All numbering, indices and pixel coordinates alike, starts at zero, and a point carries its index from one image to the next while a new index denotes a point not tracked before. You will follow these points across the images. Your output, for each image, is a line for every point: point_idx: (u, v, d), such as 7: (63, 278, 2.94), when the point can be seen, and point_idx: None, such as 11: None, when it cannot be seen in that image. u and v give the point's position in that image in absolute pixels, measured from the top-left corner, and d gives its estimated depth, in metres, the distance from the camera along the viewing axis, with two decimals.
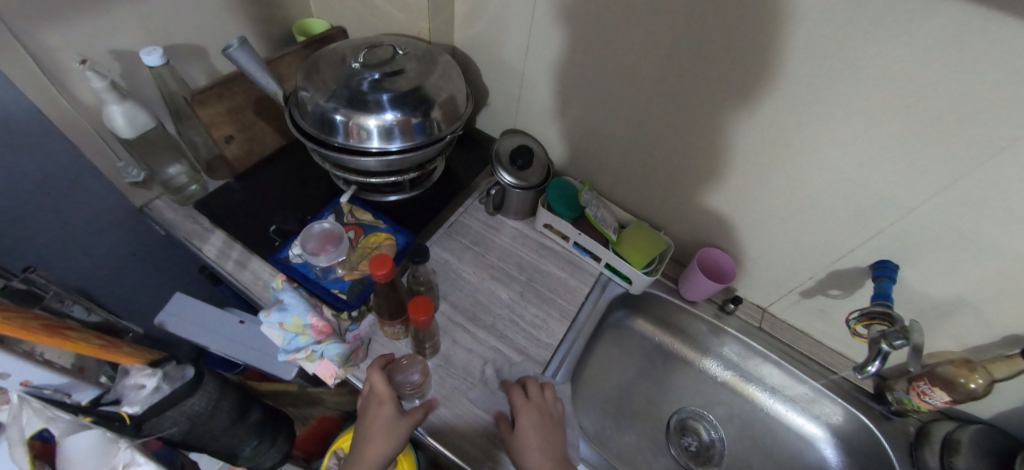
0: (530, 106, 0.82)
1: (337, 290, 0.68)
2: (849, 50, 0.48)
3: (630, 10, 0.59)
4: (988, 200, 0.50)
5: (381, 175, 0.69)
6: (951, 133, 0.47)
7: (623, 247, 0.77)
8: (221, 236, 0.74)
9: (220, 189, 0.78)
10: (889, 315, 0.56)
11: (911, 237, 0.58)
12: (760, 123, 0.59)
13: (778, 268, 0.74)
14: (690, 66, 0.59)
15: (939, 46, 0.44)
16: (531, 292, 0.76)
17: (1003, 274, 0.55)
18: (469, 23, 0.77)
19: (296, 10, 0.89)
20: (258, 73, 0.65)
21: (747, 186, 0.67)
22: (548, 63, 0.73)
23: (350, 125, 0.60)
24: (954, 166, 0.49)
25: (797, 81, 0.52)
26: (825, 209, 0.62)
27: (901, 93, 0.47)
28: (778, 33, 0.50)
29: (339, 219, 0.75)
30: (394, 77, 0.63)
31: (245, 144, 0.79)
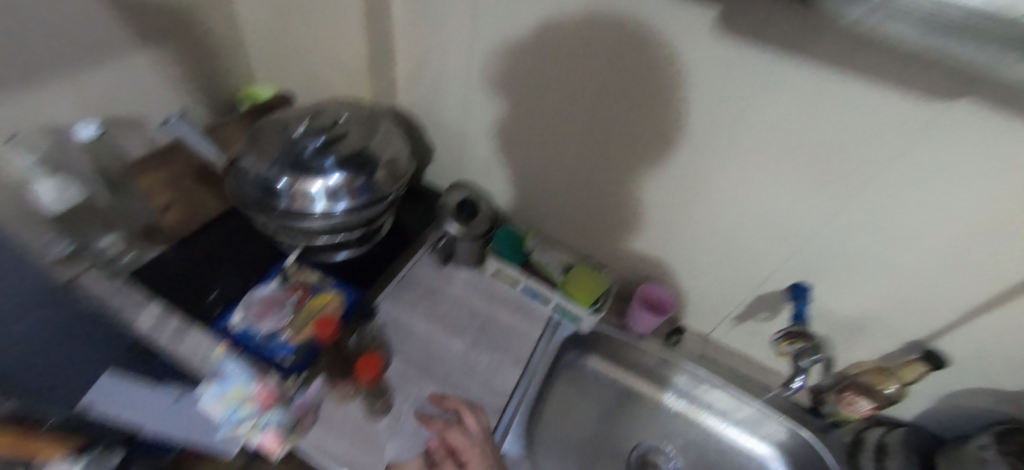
0: (473, 161, 0.87)
1: (283, 355, 0.67)
2: (737, 107, 0.54)
3: (552, 77, 0.65)
4: (868, 226, 0.58)
5: (328, 235, 0.70)
6: (830, 174, 0.55)
7: (569, 287, 0.80)
8: (156, 307, 0.71)
9: (157, 258, 0.76)
10: (806, 334, 0.61)
11: (815, 261, 0.65)
12: (675, 172, 0.65)
13: (711, 297, 0.80)
14: (608, 124, 0.66)
15: (807, 104, 0.50)
16: (484, 340, 0.77)
17: (892, 288, 0.63)
18: (410, 87, 0.82)
19: (240, 78, 0.91)
20: (199, 143, 0.66)
21: (674, 226, 0.73)
22: (486, 122, 0.79)
23: (294, 189, 0.62)
24: (835, 199, 0.57)
25: (699, 135, 0.59)
26: (740, 242, 0.69)
27: (785, 141, 0.55)
28: (676, 96, 0.57)
29: (284, 281, 0.74)
30: (337, 143, 0.65)
31: (184, 211, 0.77)
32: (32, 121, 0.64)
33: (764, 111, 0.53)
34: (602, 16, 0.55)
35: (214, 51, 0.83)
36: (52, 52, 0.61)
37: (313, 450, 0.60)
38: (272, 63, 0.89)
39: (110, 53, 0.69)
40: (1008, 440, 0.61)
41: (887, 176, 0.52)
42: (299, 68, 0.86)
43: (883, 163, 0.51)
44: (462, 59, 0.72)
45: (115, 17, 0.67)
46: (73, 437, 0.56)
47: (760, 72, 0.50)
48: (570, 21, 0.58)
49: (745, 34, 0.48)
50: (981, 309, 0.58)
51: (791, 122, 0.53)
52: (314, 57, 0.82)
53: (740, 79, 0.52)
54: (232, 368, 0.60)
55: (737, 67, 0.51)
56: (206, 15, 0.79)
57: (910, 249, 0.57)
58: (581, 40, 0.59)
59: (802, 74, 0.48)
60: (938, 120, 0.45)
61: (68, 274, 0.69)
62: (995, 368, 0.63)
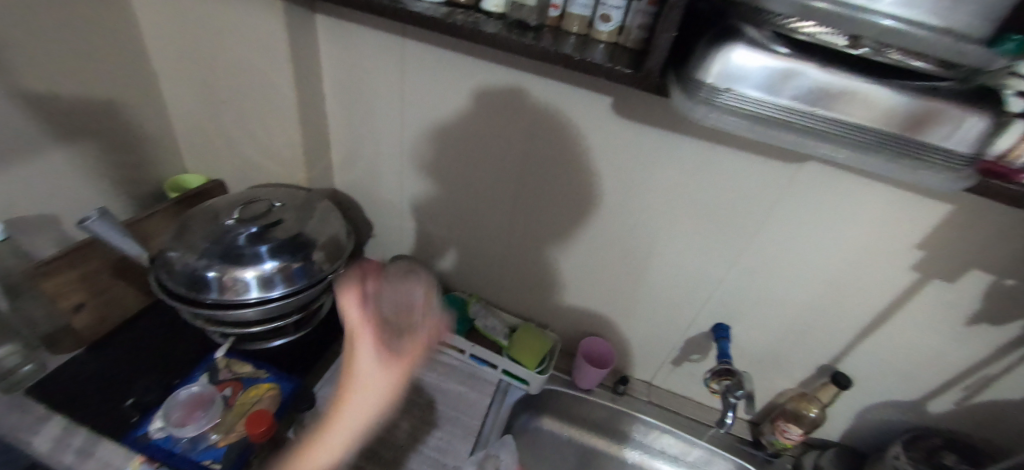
0: (412, 234, 0.90)
1: (211, 461, 0.61)
2: (641, 175, 0.63)
3: (480, 156, 0.71)
4: (764, 267, 0.66)
5: (262, 322, 0.68)
6: (726, 225, 0.64)
7: (515, 350, 0.82)
8: (62, 422, 0.63)
9: (63, 366, 0.69)
10: (732, 371, 0.67)
11: (729, 302, 0.72)
12: (597, 231, 0.72)
13: (647, 344, 0.85)
14: (534, 193, 0.72)
15: (696, 171, 0.60)
16: (432, 414, 0.76)
17: (794, 321, 0.71)
18: (346, 170, 0.85)
19: (167, 169, 0.90)
20: (119, 240, 0.64)
21: (605, 282, 0.79)
22: (421, 198, 0.83)
23: (225, 280, 0.61)
24: (733, 246, 0.66)
25: (613, 198, 0.67)
26: (663, 291, 0.76)
27: (684, 200, 0.63)
28: (589, 167, 0.65)
29: (214, 377, 0.70)
30: (271, 229, 0.66)
31: (99, 310, 0.72)
32: None
33: (663, 175, 0.62)
34: (518, 104, 0.63)
35: (140, 145, 0.83)
36: None
37: None
38: (202, 153, 0.89)
39: (24, 153, 0.67)
40: (914, 447, 0.69)
41: (768, 226, 0.62)
42: (231, 157, 0.87)
43: (763, 211, 0.61)
44: (395, 143, 0.77)
45: (32, 119, 0.66)
46: None
47: (654, 144, 0.60)
48: (490, 107, 0.65)
49: (639, 117, 0.58)
50: (866, 331, 0.67)
51: (686, 182, 0.62)
52: (247, 146, 0.84)
53: (640, 149, 0.61)
54: None
55: (638, 143, 0.60)
56: (134, 111, 0.80)
57: (800, 283, 0.66)
58: (503, 124, 0.66)
59: (687, 143, 0.58)
60: (791, 177, 0.57)
61: None
62: (891, 382, 0.71)
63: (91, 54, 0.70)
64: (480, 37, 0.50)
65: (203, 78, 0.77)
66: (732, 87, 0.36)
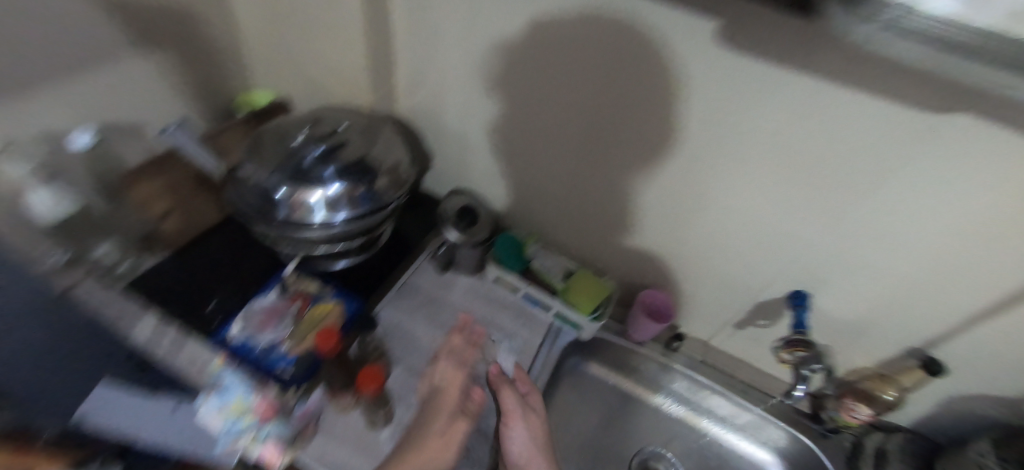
0: (472, 167, 0.87)
1: (283, 367, 0.66)
2: (736, 119, 0.55)
3: (552, 86, 0.65)
4: (865, 233, 0.58)
5: (327, 244, 0.70)
6: (838, 182, 0.55)
7: (570, 294, 0.80)
8: (153, 319, 0.69)
9: (157, 267, 0.75)
10: (807, 342, 0.62)
11: (814, 267, 0.66)
12: (676, 179, 0.66)
13: (711, 302, 0.80)
14: (607, 131, 0.66)
15: (803, 119, 0.51)
16: (486, 346, 0.77)
17: (892, 295, 0.63)
18: (410, 94, 0.82)
19: (237, 84, 0.90)
20: (197, 153, 0.66)
21: (674, 233, 0.73)
22: (485, 129, 0.79)
23: (294, 199, 0.62)
24: (836, 207, 0.58)
25: (698, 144, 0.60)
26: (741, 250, 0.70)
27: (784, 151, 0.55)
28: (674, 106, 0.58)
29: (283, 291, 0.72)
30: (339, 151, 0.65)
31: (182, 219, 0.77)
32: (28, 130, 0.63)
33: (764, 120, 0.53)
34: (605, 26, 0.55)
35: (212, 57, 0.82)
36: (46, 58, 0.60)
37: (316, 463, 0.60)
38: (270, 70, 0.88)
39: (107, 61, 0.68)
40: (1011, 448, 0.61)
41: (881, 189, 0.53)
42: (297, 75, 0.85)
43: (881, 173, 0.52)
44: (462, 66, 0.72)
45: (108, 24, 0.65)
46: (71, 452, 0.53)
47: (760, 79, 0.50)
48: (568, 29, 0.58)
49: (747, 49, 0.48)
50: (980, 317, 0.59)
51: (791, 130, 0.53)
52: (314, 64, 0.81)
53: (743, 85, 0.51)
54: (231, 379, 0.62)
55: (737, 82, 0.51)
56: (204, 21, 0.78)
57: (909, 257, 0.58)
58: (584, 48, 0.59)
59: (802, 84, 0.48)
60: (930, 136, 0.46)
61: (66, 281, 0.69)
62: (992, 375, 0.64)
63: None
64: None
65: None
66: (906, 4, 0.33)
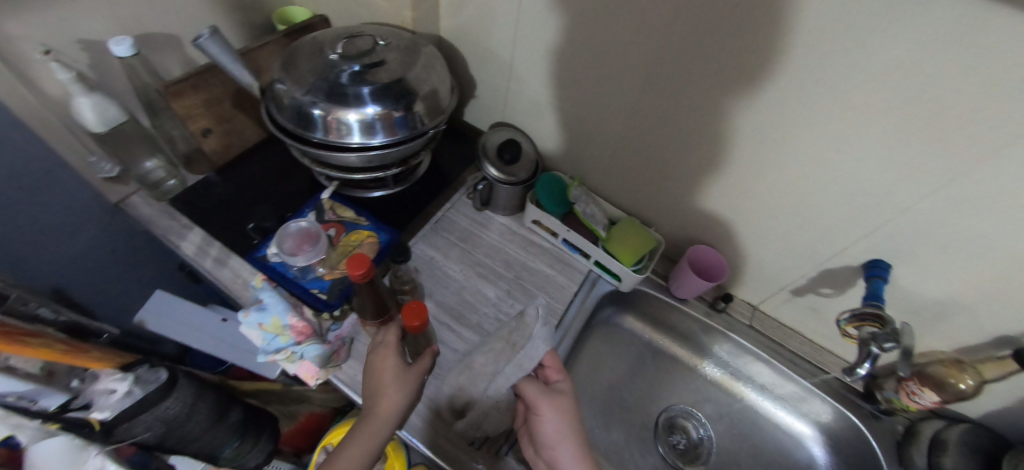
0: (518, 99, 0.80)
1: (317, 290, 0.66)
2: (847, 45, 0.46)
3: (623, 1, 0.57)
4: (979, 200, 0.49)
5: (363, 171, 0.68)
6: (958, 135, 0.46)
7: (611, 244, 0.75)
8: (200, 233, 0.72)
9: (201, 184, 0.76)
10: (881, 317, 0.55)
11: (904, 237, 0.57)
12: (755, 119, 0.57)
13: (768, 265, 0.73)
14: (680, 60, 0.57)
15: (939, 46, 0.42)
16: (520, 289, 0.75)
17: (995, 276, 0.54)
18: (456, 12, 0.74)
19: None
20: (232, 67, 0.62)
21: (741, 184, 0.66)
22: (536, 54, 0.71)
23: (330, 120, 0.59)
24: (950, 164, 0.48)
25: (790, 78, 0.51)
26: (817, 210, 0.62)
27: (902, 86, 0.46)
28: (774, 27, 0.49)
29: (320, 216, 0.72)
30: (376, 70, 0.60)
31: (223, 138, 0.76)
32: (71, 36, 0.61)
33: (884, 48, 0.45)
34: None
35: None
36: None
37: (346, 384, 0.63)
38: None
39: None
40: None
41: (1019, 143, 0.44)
42: None
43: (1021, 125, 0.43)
44: None
45: None
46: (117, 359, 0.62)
47: None
48: None
49: None
50: None
51: (914, 63, 0.44)
52: None
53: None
54: (270, 297, 0.61)
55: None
56: None
57: None
58: None
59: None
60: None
61: (120, 194, 0.74)
62: None
63: None
64: None
65: None
66: None
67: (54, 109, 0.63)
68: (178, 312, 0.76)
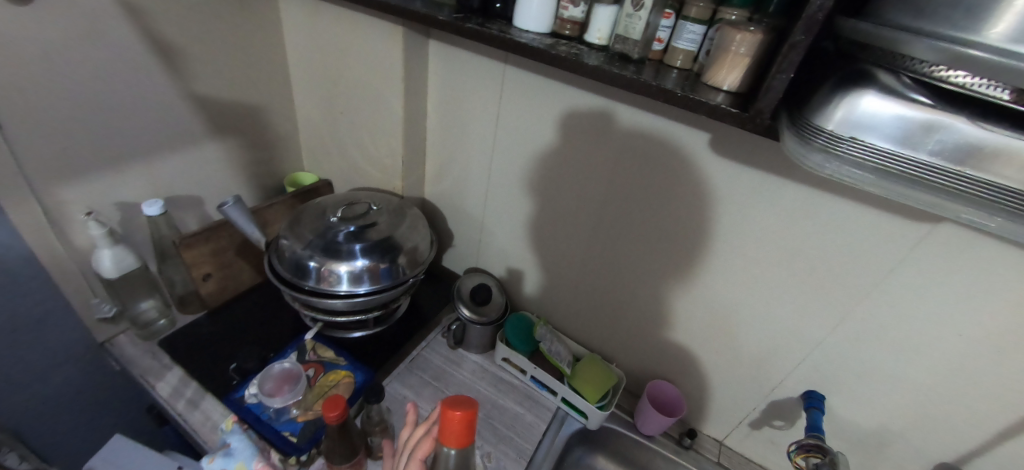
0: (490, 249, 0.93)
1: (288, 433, 0.67)
2: (737, 216, 0.60)
3: (570, 180, 0.73)
4: (869, 335, 0.59)
5: (347, 314, 0.75)
6: (836, 282, 0.57)
7: (576, 381, 0.79)
8: (179, 373, 0.74)
9: (190, 324, 0.81)
10: (821, 447, 0.60)
11: (825, 369, 0.65)
12: (685, 269, 0.69)
13: (723, 398, 0.78)
14: (618, 221, 0.72)
15: (799, 220, 0.56)
16: (489, 429, 0.76)
17: (910, 402, 0.61)
18: (439, 181, 0.91)
19: (290, 168, 1.02)
20: (245, 226, 0.72)
21: (684, 322, 0.75)
22: (504, 214, 0.86)
23: (323, 271, 0.68)
24: (837, 304, 0.59)
25: (705, 237, 0.64)
26: (751, 345, 0.70)
27: (782, 248, 0.59)
28: (684, 203, 0.64)
29: (302, 356, 0.77)
30: (367, 230, 0.72)
31: (220, 282, 0.83)
32: (112, 199, 0.73)
33: (762, 218, 0.58)
34: (620, 133, 0.64)
35: (273, 146, 0.95)
36: (142, 141, 0.72)
37: None
38: (320, 157, 1.00)
39: (188, 147, 0.79)
40: None
41: (881, 289, 0.55)
42: (341, 163, 0.97)
43: (876, 277, 0.55)
44: (487, 159, 0.81)
45: (195, 115, 0.78)
46: None
47: (754, 181, 0.57)
48: (589, 136, 0.67)
49: (741, 157, 0.56)
50: (1009, 431, 0.56)
51: (786, 230, 0.58)
52: (358, 154, 0.92)
53: (739, 186, 0.58)
54: (239, 441, 0.62)
55: (738, 183, 0.58)
56: (273, 117, 0.92)
57: (919, 362, 0.57)
58: (600, 149, 0.67)
59: (790, 188, 0.55)
60: (903, 231, 0.51)
61: (108, 334, 0.78)
62: None
63: (247, 65, 0.82)
64: (583, 69, 0.50)
65: (332, 94, 0.88)
66: (857, 135, 0.34)
67: (75, 258, 0.71)
68: (132, 460, 0.74)
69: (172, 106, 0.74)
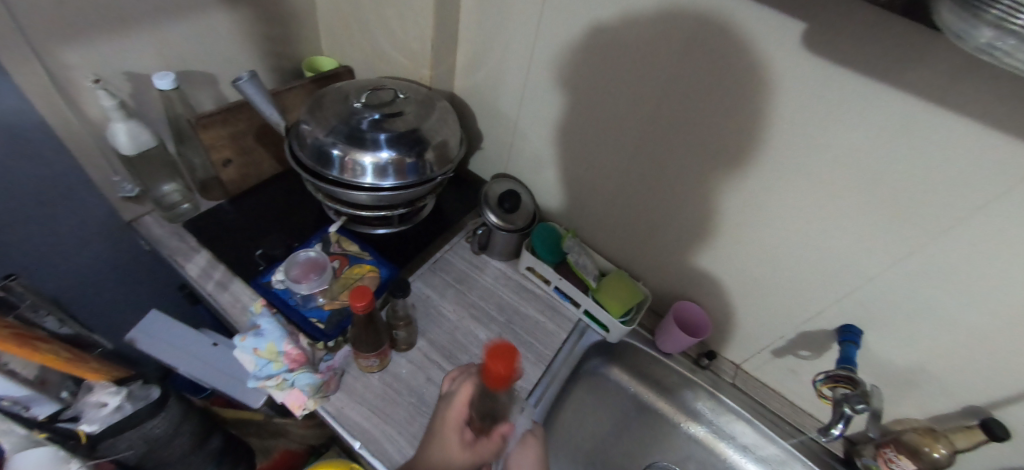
0: (520, 154, 0.87)
1: (316, 320, 0.68)
2: (815, 131, 0.52)
3: (620, 77, 0.64)
4: (932, 274, 0.54)
5: (371, 209, 0.72)
6: (913, 214, 0.51)
7: (602, 294, 0.78)
8: (206, 256, 0.75)
9: (213, 210, 0.80)
10: (851, 378, 0.59)
11: (872, 306, 0.61)
12: (738, 189, 0.63)
13: (750, 325, 0.76)
14: (669, 130, 0.64)
15: (892, 138, 0.48)
16: (510, 333, 0.76)
17: (959, 345, 0.57)
18: (470, 74, 0.83)
19: (308, 51, 0.93)
20: (263, 106, 0.67)
21: (725, 245, 0.70)
22: (540, 116, 0.78)
23: (346, 161, 0.64)
24: (907, 239, 0.53)
25: (769, 153, 0.57)
26: (794, 274, 0.66)
27: (857, 172, 0.52)
28: (752, 112, 0.55)
29: (326, 248, 0.77)
30: (393, 120, 0.66)
31: (241, 168, 0.80)
32: (120, 68, 0.67)
33: (846, 134, 0.50)
34: (689, 20, 0.54)
35: (289, 22, 0.85)
36: (144, 1, 0.64)
37: (334, 416, 0.62)
38: (340, 40, 0.91)
39: (197, 13, 0.71)
40: None
41: (968, 225, 0.49)
42: (363, 47, 0.88)
43: (966, 211, 0.48)
44: (527, 48, 0.71)
45: None
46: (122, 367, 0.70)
47: (848, 88, 0.48)
48: (645, 24, 0.57)
49: (836, 57, 0.47)
50: None
51: (871, 149, 0.50)
52: (382, 37, 0.83)
53: (825, 94, 0.49)
54: (267, 324, 0.62)
55: (820, 91, 0.49)
56: None
57: (982, 306, 0.53)
58: (662, 40, 0.57)
59: (891, 98, 0.46)
60: (1016, 163, 0.43)
61: (133, 213, 0.78)
62: None
63: None
64: None
65: None
66: None
67: (91, 131, 0.68)
68: (171, 333, 0.77)
69: None
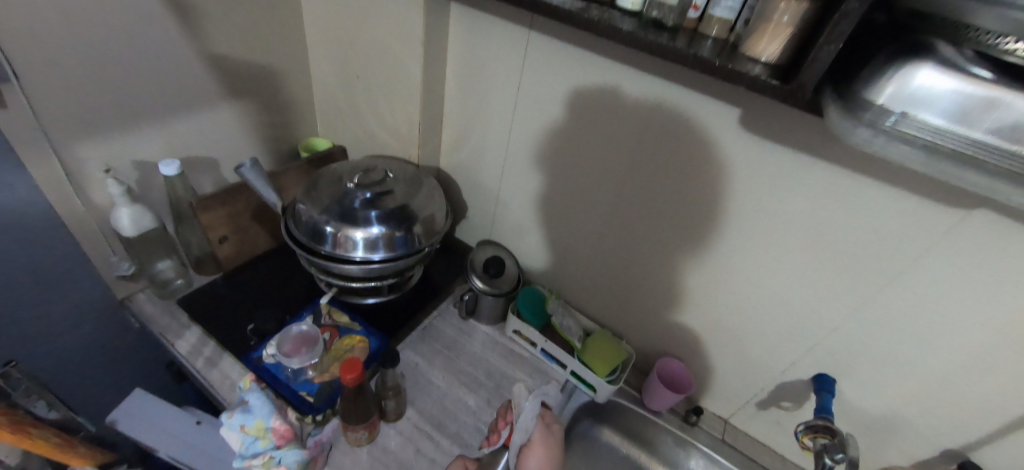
0: (504, 222, 0.92)
1: (305, 393, 0.69)
2: (762, 198, 0.59)
3: (589, 154, 0.71)
4: (886, 323, 0.58)
5: (362, 280, 0.75)
6: (859, 268, 0.56)
7: (587, 356, 0.80)
8: (198, 332, 0.76)
9: (207, 286, 0.82)
10: (830, 429, 0.60)
11: (839, 354, 0.64)
12: (703, 250, 0.68)
13: (732, 378, 0.78)
14: (636, 199, 0.71)
15: (828, 203, 0.54)
16: (498, 398, 0.77)
17: (924, 389, 0.60)
18: (455, 152, 0.90)
19: (304, 133, 1.00)
20: (262, 189, 0.72)
21: (698, 303, 0.74)
22: (520, 187, 0.85)
23: (339, 237, 0.68)
24: (859, 291, 0.58)
25: (726, 218, 0.63)
26: (765, 328, 0.69)
27: (804, 233, 0.58)
28: (707, 182, 0.62)
29: (317, 320, 0.79)
30: (384, 198, 0.71)
31: (236, 245, 0.84)
32: (129, 158, 0.72)
33: (789, 200, 0.57)
34: (644, 107, 0.62)
35: (288, 110, 0.93)
36: (156, 100, 0.71)
37: None
38: (334, 123, 0.99)
39: (204, 107, 0.78)
40: None
41: (906, 276, 0.54)
42: (356, 129, 0.95)
43: (903, 264, 0.53)
44: (505, 130, 0.79)
45: (210, 75, 0.76)
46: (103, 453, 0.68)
47: (784, 162, 0.55)
48: (608, 111, 0.65)
49: (771, 134, 0.54)
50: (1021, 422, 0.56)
51: (812, 213, 0.56)
52: (373, 121, 0.91)
53: (767, 167, 0.56)
54: (256, 399, 0.63)
55: (761, 164, 0.56)
56: (289, 79, 0.90)
57: (935, 351, 0.57)
58: (623, 123, 0.65)
59: (821, 169, 0.53)
60: (933, 223, 0.49)
61: (126, 291, 0.80)
62: None
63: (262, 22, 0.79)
64: (615, 34, 0.48)
65: (349, 58, 0.86)
66: (908, 110, 0.34)
67: (95, 216, 0.72)
68: (156, 414, 0.76)
69: (189, 65, 0.73)
